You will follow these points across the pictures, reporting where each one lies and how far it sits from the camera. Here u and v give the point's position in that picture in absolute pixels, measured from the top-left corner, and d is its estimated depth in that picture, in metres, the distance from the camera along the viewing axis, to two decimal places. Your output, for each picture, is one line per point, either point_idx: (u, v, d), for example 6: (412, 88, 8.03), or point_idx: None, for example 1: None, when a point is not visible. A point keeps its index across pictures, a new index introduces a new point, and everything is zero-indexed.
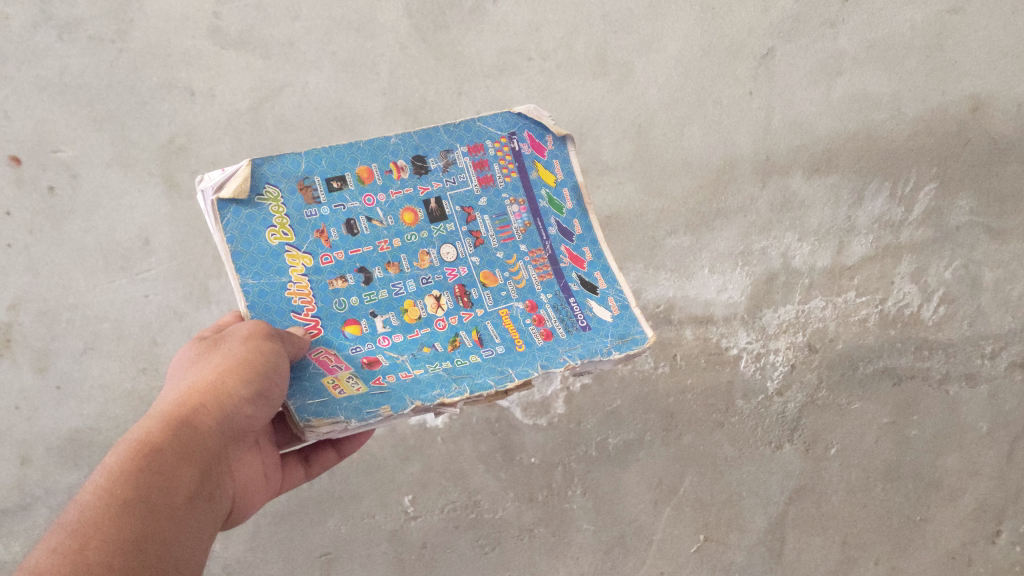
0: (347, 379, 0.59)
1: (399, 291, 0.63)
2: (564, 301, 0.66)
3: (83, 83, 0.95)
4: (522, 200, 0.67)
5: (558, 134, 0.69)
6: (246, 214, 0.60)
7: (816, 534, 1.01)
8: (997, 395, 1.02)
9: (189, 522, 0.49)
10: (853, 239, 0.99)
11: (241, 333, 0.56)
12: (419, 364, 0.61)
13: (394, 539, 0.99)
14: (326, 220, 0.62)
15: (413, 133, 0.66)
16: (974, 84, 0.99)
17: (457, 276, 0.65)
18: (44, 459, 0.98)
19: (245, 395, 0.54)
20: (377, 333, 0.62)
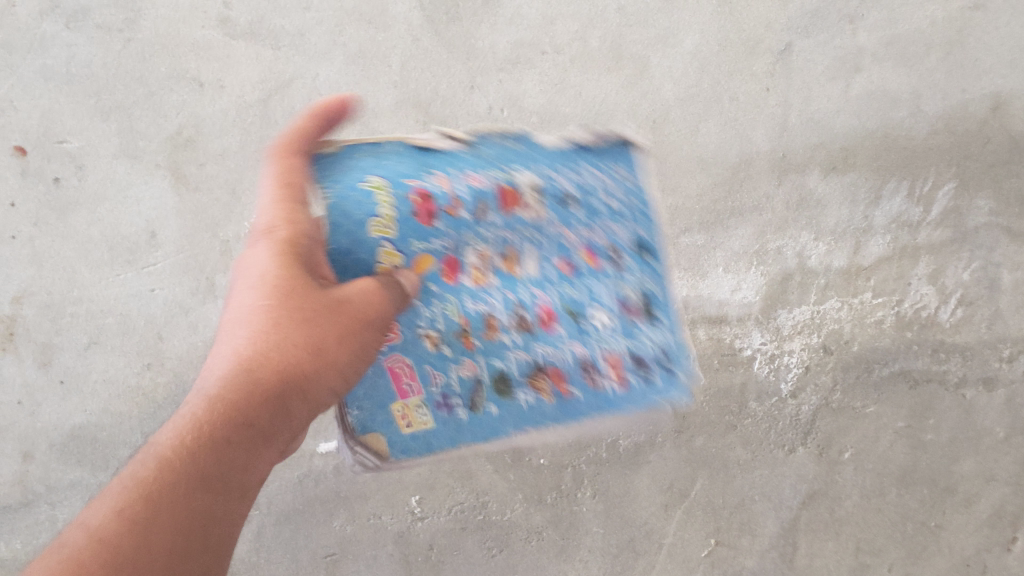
0: None
1: (622, 207, 0.55)
2: (645, 396, 0.59)
3: (91, 73, 0.99)
4: None
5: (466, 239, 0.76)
6: None
7: (828, 540, 0.98)
8: (1014, 399, 0.98)
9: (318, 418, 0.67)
10: (870, 238, 0.98)
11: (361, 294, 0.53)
12: (546, 160, 0.54)
13: (400, 541, 0.99)
14: None
15: None
16: (994, 83, 0.98)
17: (597, 234, 0.56)
18: (47, 455, 0.98)
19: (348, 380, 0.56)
20: (611, 168, 0.54)
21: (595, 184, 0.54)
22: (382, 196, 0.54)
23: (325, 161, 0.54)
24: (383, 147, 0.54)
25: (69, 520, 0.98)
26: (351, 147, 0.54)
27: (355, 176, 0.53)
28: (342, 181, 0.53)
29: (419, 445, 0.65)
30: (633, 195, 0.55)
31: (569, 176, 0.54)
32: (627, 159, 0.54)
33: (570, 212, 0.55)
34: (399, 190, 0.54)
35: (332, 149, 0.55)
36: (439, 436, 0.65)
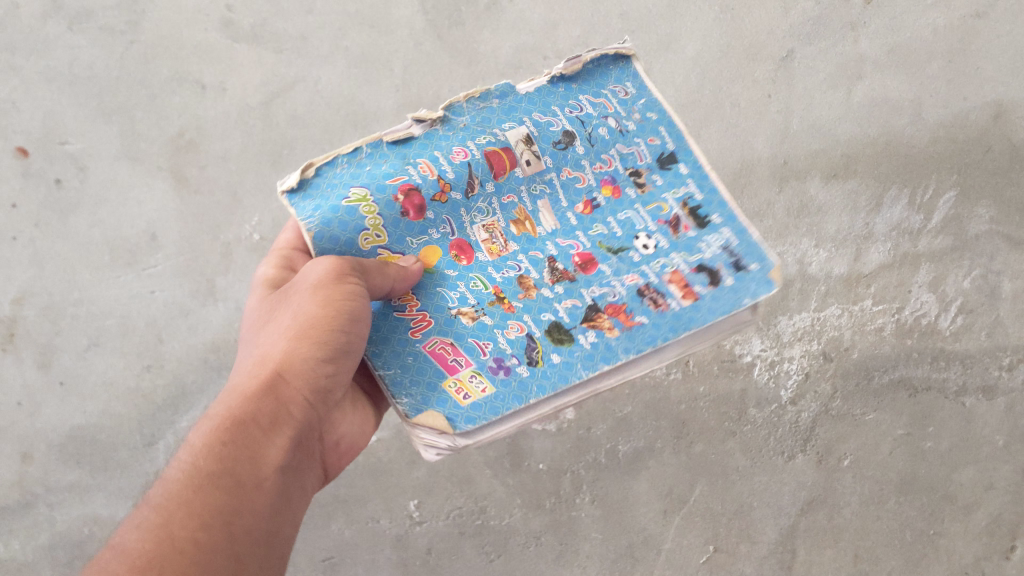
0: (617, 91, 0.68)
1: (634, 128, 0.67)
2: (723, 293, 0.62)
3: (94, 75, 0.99)
4: (574, 300, 0.64)
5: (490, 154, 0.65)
6: (418, 143, 0.65)
7: (827, 547, 0.98)
8: (1014, 408, 0.98)
9: (356, 434, 0.67)
10: (871, 246, 0.98)
11: (311, 280, 0.59)
12: (534, 111, 0.67)
13: (398, 544, 0.99)
14: (494, 121, 0.67)
15: (469, 126, 0.66)
16: (996, 91, 0.98)
17: (615, 164, 0.66)
18: (46, 456, 0.98)
19: (321, 357, 0.59)
20: (609, 88, 0.68)
21: (598, 115, 0.67)
22: (367, 205, 0.63)
23: (307, 186, 0.63)
24: (359, 154, 0.65)
25: (65, 523, 0.97)
26: (325, 166, 0.64)
27: (336, 192, 0.63)
28: (325, 204, 0.63)
29: (484, 411, 0.61)
30: (640, 111, 0.67)
31: (568, 115, 0.67)
32: (622, 67, 0.69)
33: (580, 152, 0.67)
34: (381, 197, 0.63)
35: (293, 187, 0.63)
36: (504, 400, 0.62)
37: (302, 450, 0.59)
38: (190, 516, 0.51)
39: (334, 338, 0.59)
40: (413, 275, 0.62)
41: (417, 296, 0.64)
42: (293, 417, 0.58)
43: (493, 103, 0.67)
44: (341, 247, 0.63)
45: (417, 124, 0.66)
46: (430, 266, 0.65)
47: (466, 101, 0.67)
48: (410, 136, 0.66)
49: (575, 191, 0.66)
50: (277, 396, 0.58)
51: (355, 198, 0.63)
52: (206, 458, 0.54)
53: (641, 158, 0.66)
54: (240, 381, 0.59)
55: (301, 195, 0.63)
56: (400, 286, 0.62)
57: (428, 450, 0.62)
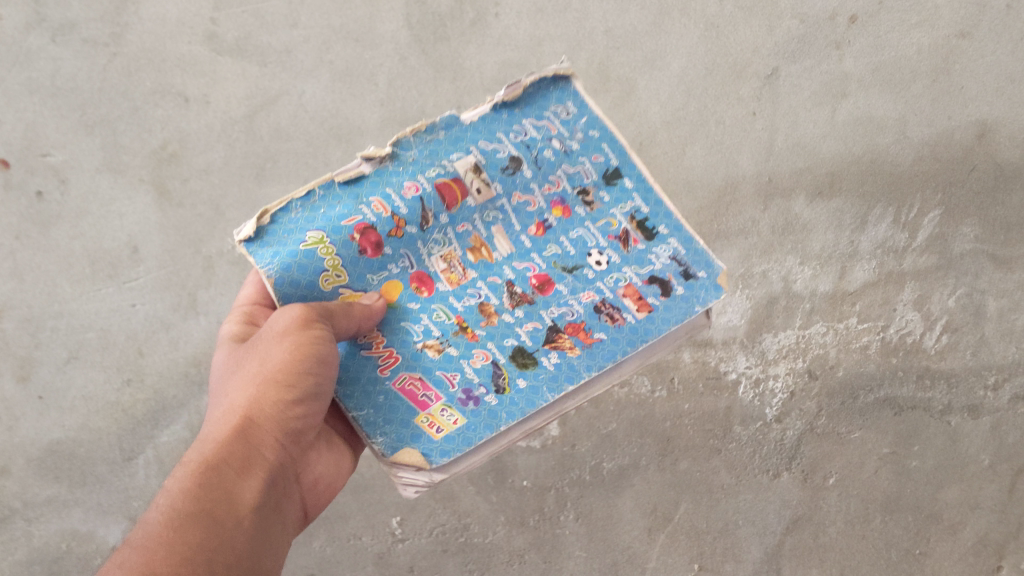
0: (556, 108, 0.66)
1: (578, 147, 0.66)
2: (675, 303, 0.65)
3: (75, 87, 0.99)
4: (534, 322, 0.66)
5: (439, 185, 0.64)
6: (371, 180, 0.64)
7: (812, 566, 0.99)
8: (999, 427, 0.99)
9: (334, 472, 0.68)
10: (855, 264, 0.98)
11: (276, 326, 0.60)
12: (481, 138, 0.65)
13: (380, 562, 0.98)
14: (441, 148, 0.65)
15: (415, 157, 0.64)
16: (980, 110, 0.99)
17: (563, 185, 0.65)
18: (25, 471, 0.96)
19: (290, 398, 0.60)
20: (549, 108, 0.66)
21: (542, 138, 0.65)
22: (324, 247, 0.62)
23: (263, 234, 0.62)
24: (313, 196, 0.63)
25: (42, 538, 0.96)
26: (280, 212, 0.62)
27: (294, 238, 0.62)
28: (282, 250, 0.61)
29: (458, 442, 0.65)
30: (582, 129, 0.66)
31: (513, 140, 0.65)
32: (561, 88, 0.66)
33: (528, 175, 0.65)
34: (337, 238, 0.62)
35: (249, 236, 0.61)
36: (476, 429, 0.65)
37: (276, 492, 0.61)
38: (172, 553, 0.52)
39: (303, 381, 0.60)
40: (378, 311, 0.62)
41: (383, 331, 0.64)
42: (263, 459, 0.60)
43: (439, 133, 0.65)
44: (304, 292, 0.62)
45: (367, 161, 0.64)
46: (392, 301, 0.64)
47: (413, 135, 0.65)
48: (361, 175, 0.64)
49: (528, 214, 0.65)
50: (247, 439, 0.59)
51: (313, 241, 0.62)
52: (185, 498, 0.55)
53: (586, 175, 0.66)
54: (210, 429, 0.60)
55: (258, 244, 0.61)
56: (366, 324, 0.62)
57: (408, 487, 0.65)
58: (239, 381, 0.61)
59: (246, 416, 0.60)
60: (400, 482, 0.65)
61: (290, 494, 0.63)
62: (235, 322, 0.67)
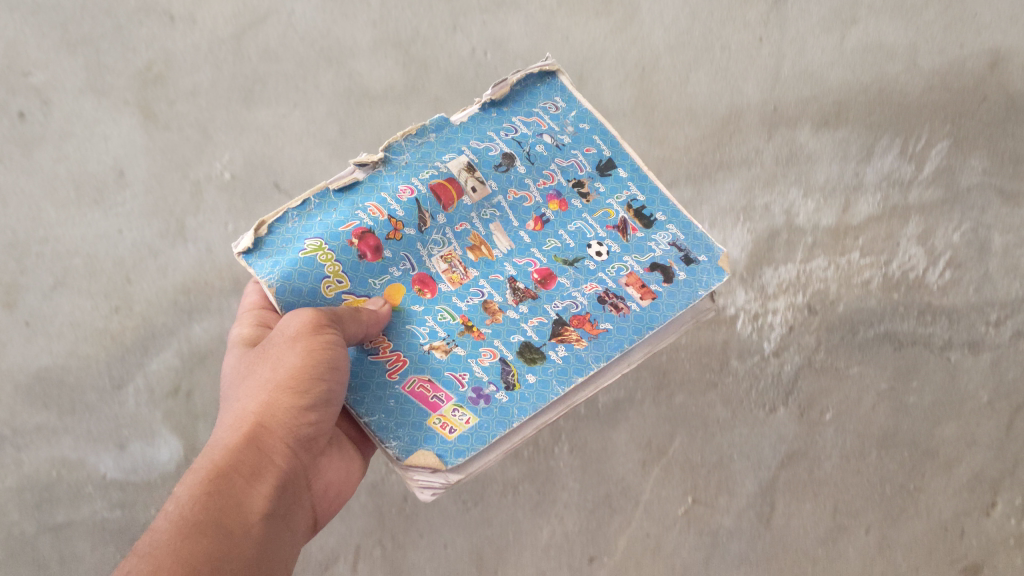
0: (546, 109, 0.82)
1: (570, 141, 0.81)
2: (678, 289, 0.75)
3: (58, 6, 1.01)
4: (540, 318, 0.75)
5: (434, 189, 0.76)
6: (363, 187, 0.76)
7: (807, 501, 0.97)
8: (999, 363, 0.98)
9: (345, 475, 0.74)
10: (860, 196, 1.00)
11: (288, 334, 0.67)
12: (472, 139, 0.79)
13: (373, 492, 0.97)
14: (437, 157, 0.78)
15: (412, 165, 0.77)
16: (993, 40, 1.03)
17: (557, 179, 0.80)
18: (12, 398, 0.94)
19: (301, 405, 0.67)
20: (539, 105, 0.82)
21: (533, 134, 0.81)
22: (323, 254, 0.73)
23: (261, 244, 0.73)
24: (308, 206, 0.75)
25: (32, 465, 0.93)
26: (277, 223, 0.73)
27: (293, 247, 0.73)
28: (282, 259, 0.72)
29: (472, 441, 0.70)
30: (572, 123, 0.82)
31: (504, 139, 0.80)
32: (548, 83, 0.83)
33: (521, 172, 0.79)
34: (336, 244, 0.73)
35: (248, 247, 0.72)
36: (488, 428, 0.71)
37: (287, 498, 0.67)
38: (178, 562, 0.58)
39: (314, 388, 0.66)
40: (382, 316, 0.72)
41: (388, 337, 0.73)
42: (275, 466, 0.66)
43: (430, 136, 0.79)
44: (308, 298, 0.72)
45: (360, 168, 0.77)
46: (396, 304, 0.74)
47: (405, 140, 0.78)
48: (354, 180, 0.76)
49: (524, 211, 0.79)
50: (259, 447, 0.66)
51: (312, 248, 0.72)
52: (193, 506, 0.62)
53: (581, 168, 0.80)
54: (223, 435, 0.67)
55: (258, 254, 0.72)
56: (373, 328, 0.71)
57: (425, 490, 0.70)
58: (252, 390, 0.68)
59: (259, 424, 0.66)
60: (417, 485, 0.70)
61: (303, 501, 0.69)
62: (242, 331, 0.74)
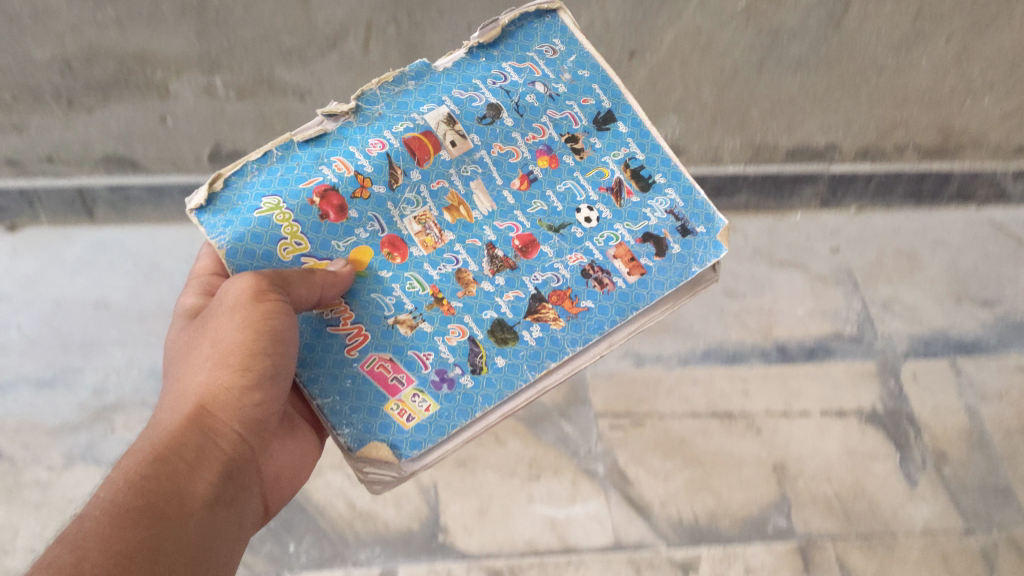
0: (547, 54, 0.63)
1: (565, 90, 0.62)
2: (671, 263, 0.59)
3: None
4: (516, 292, 0.59)
5: (414, 143, 0.59)
6: (324, 146, 0.58)
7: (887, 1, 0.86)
8: None
9: (298, 463, 0.61)
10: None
11: (230, 297, 0.53)
12: (454, 87, 0.61)
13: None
14: (412, 106, 0.60)
15: (382, 113, 0.60)
16: None
17: (549, 133, 0.61)
18: None
19: (244, 384, 0.53)
20: (533, 48, 0.63)
21: (524, 82, 0.62)
22: (280, 214, 0.56)
23: (215, 200, 0.56)
24: (269, 158, 0.58)
25: None
26: (234, 176, 0.57)
27: (248, 204, 0.56)
28: (235, 219, 0.56)
29: (431, 429, 0.56)
30: (570, 69, 0.62)
31: (491, 86, 0.61)
32: (548, 23, 0.63)
33: (509, 123, 0.61)
34: (294, 203, 0.56)
35: (201, 203, 0.56)
36: (450, 416, 0.56)
37: (236, 489, 0.53)
38: (104, 552, 0.45)
39: (259, 364, 0.53)
40: (344, 278, 0.56)
41: (350, 303, 0.57)
42: (223, 450, 0.53)
43: (408, 85, 0.61)
44: (261, 263, 0.56)
45: (329, 119, 0.59)
46: (362, 270, 0.58)
47: (379, 87, 0.61)
48: (323, 133, 0.59)
49: (513, 172, 0.60)
50: (203, 428, 0.52)
51: (268, 208, 0.56)
52: (127, 492, 0.48)
53: (575, 121, 0.62)
54: (164, 416, 0.53)
55: (210, 211, 0.56)
56: (330, 291, 0.55)
57: (374, 485, 0.57)
58: (195, 361, 0.54)
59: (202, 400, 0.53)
60: (367, 478, 0.56)
61: (256, 491, 0.56)
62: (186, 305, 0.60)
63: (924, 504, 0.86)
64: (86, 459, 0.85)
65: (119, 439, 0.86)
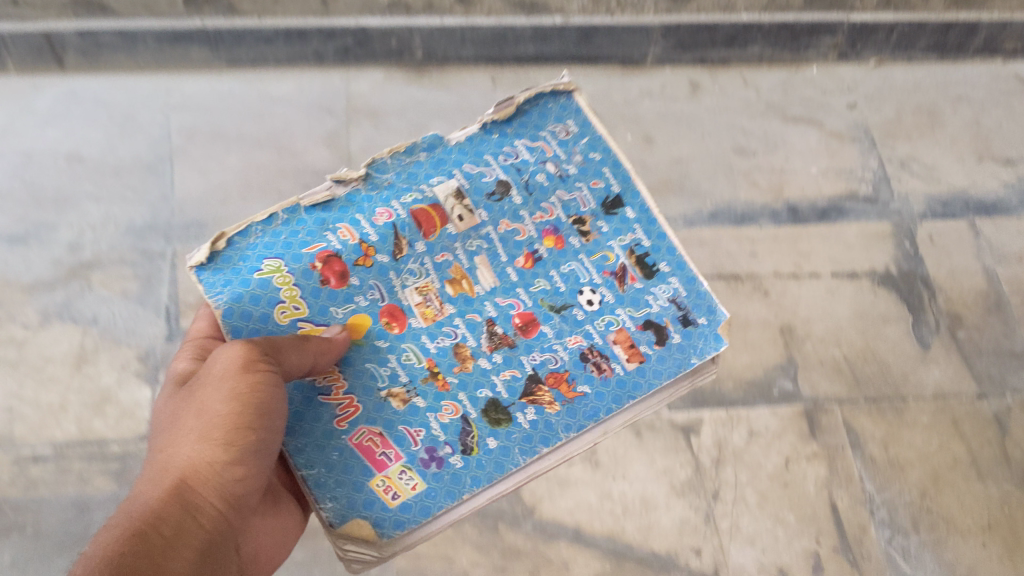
0: (558, 131, 0.69)
1: (576, 172, 0.68)
2: (671, 353, 0.62)
3: None
4: (515, 370, 0.61)
5: (419, 214, 0.64)
6: (332, 212, 0.63)
7: None
8: None
9: (281, 539, 0.60)
10: None
11: (219, 368, 0.52)
12: (465, 162, 0.67)
13: None
14: (422, 176, 0.66)
15: (398, 178, 0.65)
16: None
17: (556, 213, 0.66)
18: None
19: (229, 458, 0.51)
20: (546, 128, 0.69)
21: (535, 161, 0.68)
22: (281, 277, 0.60)
23: (217, 258, 0.60)
24: (275, 221, 0.62)
25: None
26: (238, 237, 0.61)
27: (248, 265, 0.60)
28: (235, 279, 0.60)
29: (415, 511, 0.57)
30: (582, 152, 0.69)
31: (500, 163, 0.67)
32: (562, 104, 0.70)
33: (518, 202, 0.66)
34: (296, 266, 0.60)
35: (201, 262, 0.60)
36: (435, 496, 0.57)
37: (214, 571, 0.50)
38: None
39: (244, 438, 0.51)
40: (338, 345, 0.57)
41: (344, 372, 0.59)
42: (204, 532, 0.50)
43: (420, 155, 0.67)
44: (258, 326, 0.58)
45: (338, 184, 0.64)
46: (358, 338, 0.60)
47: (390, 156, 0.66)
48: (330, 198, 0.63)
49: (513, 246, 0.65)
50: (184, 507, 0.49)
51: (268, 270, 0.60)
52: (106, 566, 0.45)
53: (584, 204, 0.67)
54: (138, 491, 0.50)
55: (210, 270, 0.60)
56: (324, 358, 0.57)
57: (352, 562, 0.57)
58: (175, 432, 0.52)
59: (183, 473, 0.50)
60: (347, 557, 0.57)
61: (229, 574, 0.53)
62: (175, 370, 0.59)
63: (936, 367, 0.83)
64: (62, 316, 0.81)
65: (97, 297, 0.82)
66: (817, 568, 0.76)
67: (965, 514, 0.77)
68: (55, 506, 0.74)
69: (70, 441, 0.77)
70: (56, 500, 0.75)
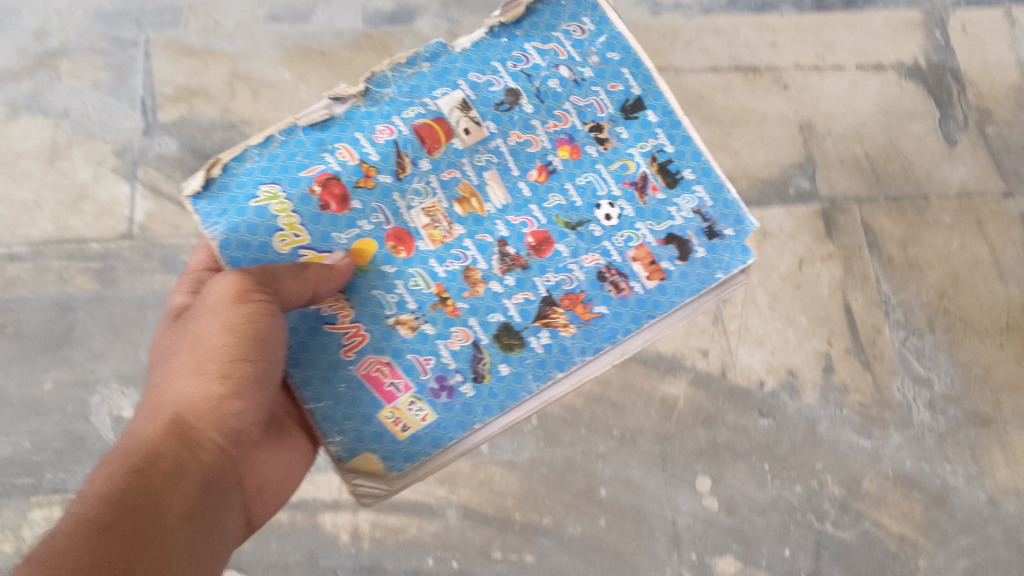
0: (575, 31, 0.51)
1: (592, 74, 0.51)
2: (693, 269, 0.49)
3: None
4: (529, 292, 0.49)
5: (424, 128, 0.49)
6: (335, 130, 0.48)
7: None
8: None
9: (284, 473, 0.52)
10: None
11: (217, 296, 0.43)
12: (470, 69, 0.50)
13: None
14: (419, 92, 0.49)
15: (397, 86, 0.49)
16: None
17: (572, 120, 0.51)
18: None
19: (224, 393, 0.43)
20: (559, 27, 0.51)
21: (547, 64, 0.51)
22: (279, 203, 0.47)
23: (213, 182, 0.47)
24: (271, 143, 0.47)
25: None
26: (234, 162, 0.47)
27: (245, 192, 0.47)
28: (232, 208, 0.46)
29: (425, 443, 0.49)
30: (598, 51, 0.51)
31: (511, 69, 0.50)
32: None
33: (528, 110, 0.50)
34: (293, 191, 0.47)
35: (195, 189, 0.47)
36: (449, 428, 0.49)
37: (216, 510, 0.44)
38: None
39: (242, 369, 0.43)
40: (340, 272, 0.46)
41: (349, 299, 0.48)
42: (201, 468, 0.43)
43: (422, 66, 0.50)
44: (257, 256, 0.46)
45: (336, 102, 0.49)
46: (363, 264, 0.48)
47: (391, 69, 0.50)
48: (330, 117, 0.48)
49: (541, 172, 0.50)
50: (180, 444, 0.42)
51: (266, 196, 0.47)
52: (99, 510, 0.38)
53: (601, 107, 0.51)
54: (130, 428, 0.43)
55: (206, 198, 0.46)
56: (327, 286, 0.46)
57: (362, 497, 0.50)
58: (169, 365, 0.44)
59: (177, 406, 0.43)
60: (356, 491, 0.50)
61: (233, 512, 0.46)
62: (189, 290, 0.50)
63: (962, 165, 0.79)
64: (31, 109, 0.75)
65: (67, 88, 0.76)
66: (828, 368, 0.73)
67: (984, 315, 0.75)
68: (36, 306, 0.71)
69: (47, 240, 0.73)
70: (37, 300, 0.72)
